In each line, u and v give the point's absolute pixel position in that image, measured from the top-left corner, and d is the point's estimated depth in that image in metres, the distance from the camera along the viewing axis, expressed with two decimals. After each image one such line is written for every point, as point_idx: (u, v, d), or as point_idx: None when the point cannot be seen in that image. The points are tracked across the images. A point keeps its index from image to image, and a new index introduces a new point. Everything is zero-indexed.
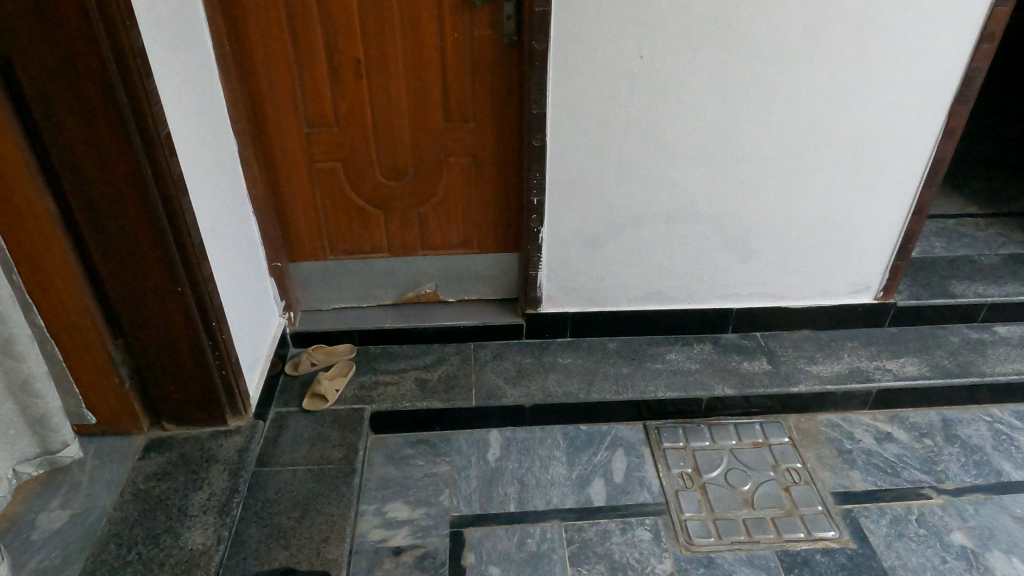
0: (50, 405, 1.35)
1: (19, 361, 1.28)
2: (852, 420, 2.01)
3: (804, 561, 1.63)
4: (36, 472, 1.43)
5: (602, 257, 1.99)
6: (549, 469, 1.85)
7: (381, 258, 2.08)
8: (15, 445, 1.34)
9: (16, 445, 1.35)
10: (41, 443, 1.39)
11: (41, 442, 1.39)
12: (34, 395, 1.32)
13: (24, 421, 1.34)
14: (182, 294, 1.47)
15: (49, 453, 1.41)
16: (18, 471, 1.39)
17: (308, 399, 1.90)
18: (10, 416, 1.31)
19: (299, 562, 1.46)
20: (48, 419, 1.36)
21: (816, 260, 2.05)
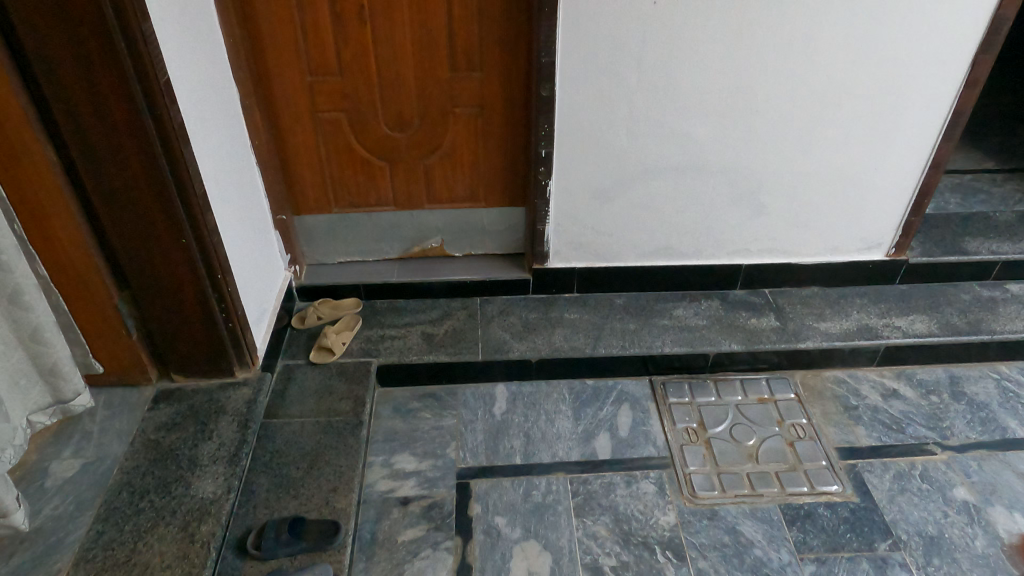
0: (59, 354, 1.34)
1: (28, 311, 1.26)
2: (859, 377, 2.01)
3: (806, 514, 1.65)
4: (50, 421, 1.43)
5: (611, 211, 1.96)
6: (554, 422, 1.86)
7: (387, 212, 2.06)
8: (28, 394, 1.34)
9: (29, 393, 1.34)
10: (54, 392, 1.39)
11: (53, 391, 1.39)
12: (43, 344, 1.31)
13: (36, 370, 1.34)
14: (187, 246, 1.45)
15: (63, 402, 1.41)
16: (32, 421, 1.39)
17: (315, 352, 1.90)
18: (20, 365, 1.31)
19: (308, 511, 1.49)
20: (58, 367, 1.36)
21: (828, 216, 2.02)
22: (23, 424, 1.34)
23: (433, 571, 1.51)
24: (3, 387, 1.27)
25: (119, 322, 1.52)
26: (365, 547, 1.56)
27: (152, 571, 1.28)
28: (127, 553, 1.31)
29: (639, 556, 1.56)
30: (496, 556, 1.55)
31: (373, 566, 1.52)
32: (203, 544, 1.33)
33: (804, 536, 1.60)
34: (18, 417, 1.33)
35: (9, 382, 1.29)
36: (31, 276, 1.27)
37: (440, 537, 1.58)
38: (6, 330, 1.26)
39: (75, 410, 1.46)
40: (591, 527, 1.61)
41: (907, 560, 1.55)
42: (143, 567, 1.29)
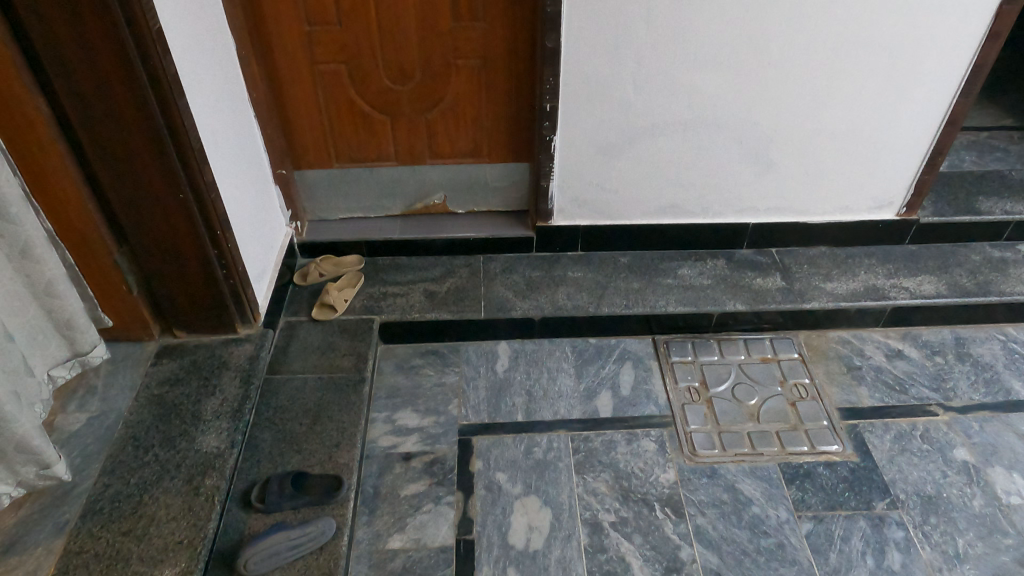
0: (72, 306, 1.32)
1: (40, 264, 1.24)
2: (864, 337, 2.00)
3: (806, 473, 1.66)
4: (69, 375, 1.43)
5: (617, 167, 1.92)
6: (556, 380, 1.87)
7: (388, 167, 2.03)
8: (46, 348, 1.34)
9: (48, 346, 1.35)
10: (70, 345, 1.38)
11: (70, 344, 1.38)
12: (55, 298, 1.30)
13: (51, 324, 1.33)
14: (184, 202, 1.44)
15: (80, 355, 1.41)
16: (53, 376, 1.42)
17: (318, 309, 1.89)
18: (38, 321, 1.30)
19: (311, 466, 1.51)
20: (74, 321, 1.35)
21: (839, 174, 1.97)
22: (44, 378, 1.35)
23: (435, 525, 1.54)
24: (21, 340, 1.27)
25: (120, 278, 1.51)
26: (368, 501, 1.58)
27: (158, 523, 1.30)
28: (134, 505, 1.33)
29: (639, 512, 1.58)
30: (497, 511, 1.57)
31: (376, 519, 1.55)
32: (208, 497, 1.35)
33: (802, 494, 1.61)
34: (39, 371, 1.34)
35: (27, 336, 1.29)
36: (39, 228, 1.23)
37: (442, 492, 1.60)
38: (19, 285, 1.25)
39: (93, 363, 1.48)
40: (591, 484, 1.63)
41: (904, 519, 1.56)
42: (149, 518, 1.31)
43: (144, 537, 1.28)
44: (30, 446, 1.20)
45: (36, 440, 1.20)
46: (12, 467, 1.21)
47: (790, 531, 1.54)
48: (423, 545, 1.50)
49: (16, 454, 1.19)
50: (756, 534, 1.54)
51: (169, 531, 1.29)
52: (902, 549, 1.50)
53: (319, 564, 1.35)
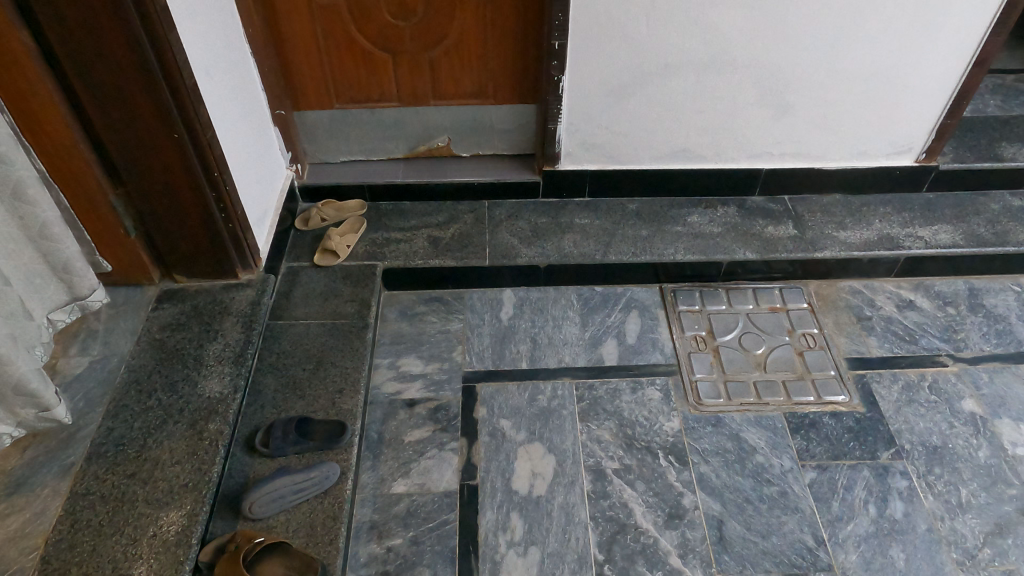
0: (68, 250, 1.30)
1: (32, 206, 1.21)
2: (875, 287, 1.96)
3: (811, 423, 1.65)
4: (69, 319, 1.42)
5: (627, 109, 1.85)
6: (561, 328, 1.85)
7: (391, 108, 1.96)
8: (45, 291, 1.32)
9: (46, 290, 1.32)
10: (69, 289, 1.36)
11: (69, 288, 1.36)
12: (50, 240, 1.27)
13: (48, 267, 1.30)
14: (180, 142, 1.39)
15: (79, 299, 1.39)
16: (53, 320, 1.38)
17: (320, 255, 1.86)
18: (35, 264, 1.28)
19: (315, 412, 1.50)
20: (72, 264, 1.33)
21: (858, 118, 1.90)
22: (45, 322, 1.33)
23: (439, 470, 1.55)
24: (20, 283, 1.25)
25: (118, 222, 1.48)
26: (372, 446, 1.59)
27: (163, 466, 1.31)
28: (138, 449, 1.33)
29: (642, 459, 1.58)
30: (501, 457, 1.58)
31: (380, 464, 1.56)
32: (211, 442, 1.35)
33: (807, 444, 1.61)
34: (40, 315, 1.32)
35: (26, 279, 1.27)
36: (31, 169, 1.20)
37: (446, 438, 1.61)
38: (15, 228, 1.22)
39: (93, 308, 1.45)
40: (595, 432, 1.63)
41: (908, 469, 1.56)
42: (154, 462, 1.31)
43: (149, 480, 1.28)
44: (27, 389, 1.20)
45: (33, 382, 1.20)
46: (10, 408, 1.22)
47: (793, 480, 1.54)
48: (427, 490, 1.51)
49: (13, 394, 1.20)
50: (759, 482, 1.54)
51: (174, 474, 1.30)
52: (905, 498, 1.51)
53: (323, 508, 1.36)
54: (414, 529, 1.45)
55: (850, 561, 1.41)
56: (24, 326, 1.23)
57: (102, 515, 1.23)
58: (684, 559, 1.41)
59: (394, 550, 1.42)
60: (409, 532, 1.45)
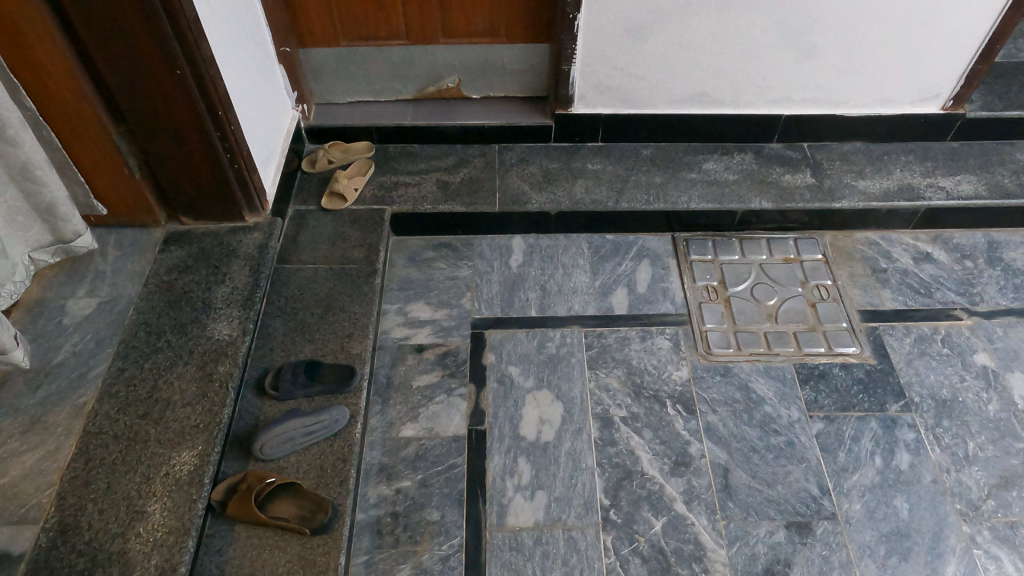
0: (54, 195, 1.28)
1: (15, 147, 1.18)
2: (892, 239, 1.92)
3: (821, 374, 1.64)
4: (51, 259, 1.43)
5: (644, 50, 1.77)
6: (571, 276, 1.83)
7: (399, 46, 1.89)
8: (28, 231, 1.31)
9: (29, 232, 1.32)
10: (54, 233, 1.36)
11: (54, 232, 1.36)
12: (35, 182, 1.25)
13: (31, 208, 1.29)
14: (182, 79, 1.34)
15: (64, 243, 1.39)
16: (34, 258, 1.39)
17: (327, 198, 1.83)
18: (17, 203, 1.27)
19: (323, 355, 1.50)
20: (56, 207, 1.31)
21: (885, 63, 1.83)
22: (24, 259, 1.34)
23: (447, 415, 1.56)
24: None
25: (121, 160, 1.45)
26: (380, 391, 1.60)
27: (174, 407, 1.31)
28: (149, 390, 1.33)
29: (650, 408, 1.58)
30: (509, 404, 1.58)
31: (389, 409, 1.57)
32: (221, 384, 1.35)
33: (816, 395, 1.60)
34: (19, 252, 1.32)
35: (6, 217, 1.27)
36: (14, 109, 1.16)
37: (454, 384, 1.61)
38: None
39: (78, 250, 1.46)
40: (603, 379, 1.63)
41: (916, 421, 1.56)
42: (165, 403, 1.32)
43: (161, 420, 1.29)
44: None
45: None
46: None
47: (800, 430, 1.54)
48: (436, 434, 1.53)
49: None
50: (767, 432, 1.54)
51: (185, 415, 1.30)
52: (912, 450, 1.51)
53: (334, 450, 1.37)
54: (423, 472, 1.47)
55: (854, 511, 1.42)
56: None
57: (115, 453, 1.24)
58: (689, 505, 1.43)
59: (402, 492, 1.44)
60: (418, 475, 1.46)
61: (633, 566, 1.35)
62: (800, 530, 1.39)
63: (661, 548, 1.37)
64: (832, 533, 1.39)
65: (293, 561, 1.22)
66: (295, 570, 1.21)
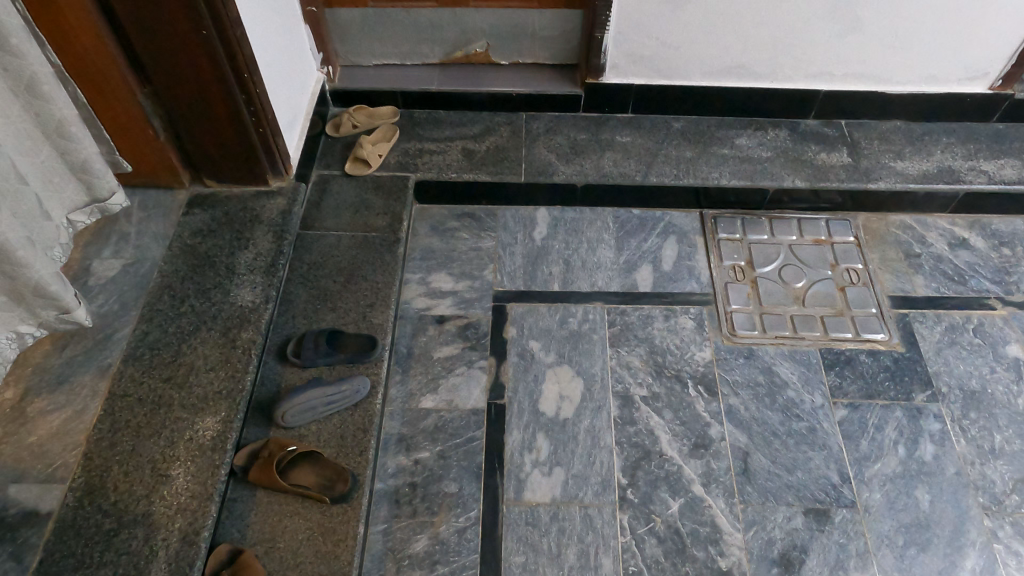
0: (89, 153, 1.27)
1: (49, 103, 1.16)
2: (927, 223, 1.87)
3: (847, 360, 1.62)
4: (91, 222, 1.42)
5: (681, 18, 1.70)
6: (596, 251, 1.80)
7: (427, 9, 1.81)
8: (64, 192, 1.30)
9: (66, 193, 1.31)
10: (90, 193, 1.35)
11: (90, 192, 1.34)
12: (69, 140, 1.23)
13: (67, 168, 1.28)
14: (207, 39, 1.31)
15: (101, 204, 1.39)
16: (74, 222, 1.38)
17: (351, 164, 1.80)
18: (52, 165, 1.24)
19: (346, 325, 1.50)
20: (90, 165, 1.29)
21: (933, 37, 1.74)
22: (66, 223, 1.34)
23: (467, 388, 1.56)
24: (36, 184, 1.23)
25: (146, 121, 1.43)
26: (401, 361, 1.60)
27: (197, 372, 1.32)
28: (173, 354, 1.34)
29: (671, 388, 1.57)
30: (529, 378, 1.58)
31: (409, 379, 1.57)
32: (244, 351, 1.35)
33: (841, 382, 1.58)
34: (60, 216, 1.31)
35: (43, 180, 1.25)
36: (45, 64, 1.14)
37: (474, 356, 1.61)
38: (29, 123, 1.18)
39: (114, 210, 1.44)
40: (625, 357, 1.62)
41: (943, 412, 1.53)
42: (189, 367, 1.32)
43: (184, 385, 1.30)
44: (47, 292, 1.20)
45: (53, 287, 1.21)
46: (34, 311, 1.23)
47: (823, 416, 1.53)
48: (455, 407, 1.53)
49: (34, 297, 1.20)
50: (789, 417, 1.53)
51: (208, 381, 1.31)
52: (936, 441, 1.49)
53: (353, 420, 1.37)
54: (442, 444, 1.48)
55: (874, 500, 1.41)
56: (42, 229, 1.24)
57: (140, 416, 1.26)
58: (707, 488, 1.43)
59: (421, 462, 1.45)
60: (437, 447, 1.47)
61: (648, 545, 1.35)
62: (818, 516, 1.39)
63: (677, 529, 1.37)
64: (851, 522, 1.38)
65: (312, 529, 1.24)
66: (314, 537, 1.23)
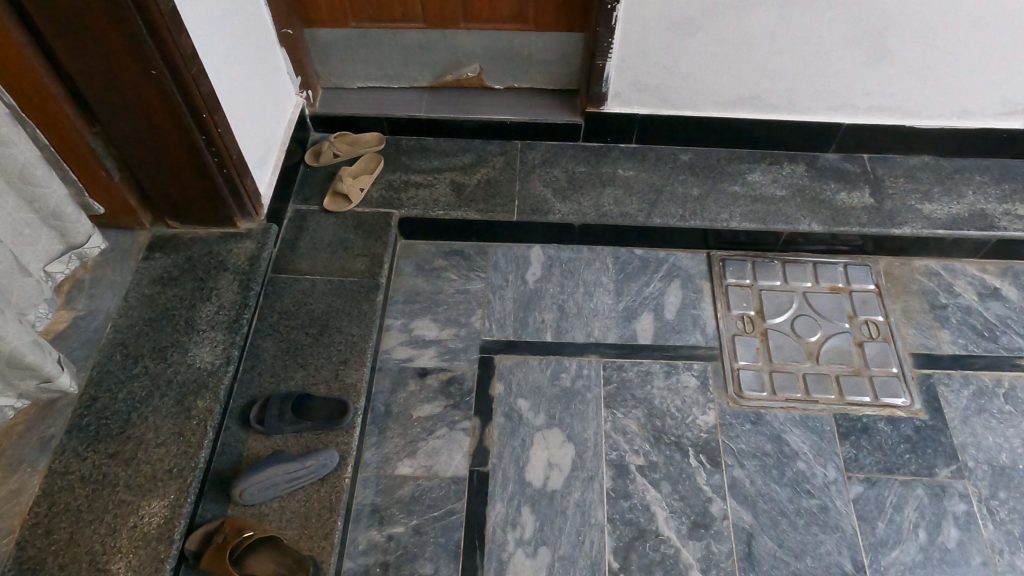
0: (57, 194, 1.17)
1: (9, 147, 1.05)
2: (955, 269, 1.71)
3: (864, 428, 1.48)
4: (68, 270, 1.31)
5: (690, 46, 1.55)
6: (593, 297, 1.67)
7: (414, 30, 1.67)
8: (36, 241, 1.20)
9: (37, 240, 1.20)
10: (63, 237, 1.25)
11: (62, 236, 1.25)
12: (36, 185, 1.13)
13: (35, 214, 1.18)
14: (158, 80, 1.18)
15: (77, 248, 1.29)
16: (51, 273, 1.27)
17: (330, 198, 1.67)
18: (20, 212, 1.14)
19: (316, 385, 1.38)
20: (61, 207, 1.20)
21: (969, 71, 1.58)
22: (40, 275, 1.23)
23: (448, 452, 1.44)
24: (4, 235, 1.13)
25: (97, 164, 1.30)
26: (377, 420, 1.48)
27: (147, 446, 1.20)
28: (121, 425, 1.22)
29: (670, 457, 1.44)
30: (515, 443, 1.45)
31: (385, 441, 1.45)
32: (199, 422, 1.23)
33: (856, 453, 1.44)
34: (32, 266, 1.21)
35: (12, 230, 1.15)
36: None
37: (457, 416, 1.49)
38: None
39: (90, 254, 1.33)
40: (621, 421, 1.49)
41: (969, 490, 1.39)
42: (137, 441, 1.20)
43: (131, 462, 1.18)
44: (24, 363, 1.08)
45: (30, 355, 1.08)
46: (11, 383, 1.11)
47: (836, 493, 1.39)
48: (434, 474, 1.41)
49: (11, 370, 1.08)
50: (799, 493, 1.39)
51: (158, 458, 1.19)
52: (961, 525, 1.35)
53: (319, 497, 1.26)
54: (418, 517, 1.36)
55: None
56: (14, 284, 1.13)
57: (82, 499, 1.14)
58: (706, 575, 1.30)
59: (394, 538, 1.33)
60: (412, 520, 1.35)
61: None
62: None
63: None
64: None
65: None
66: None
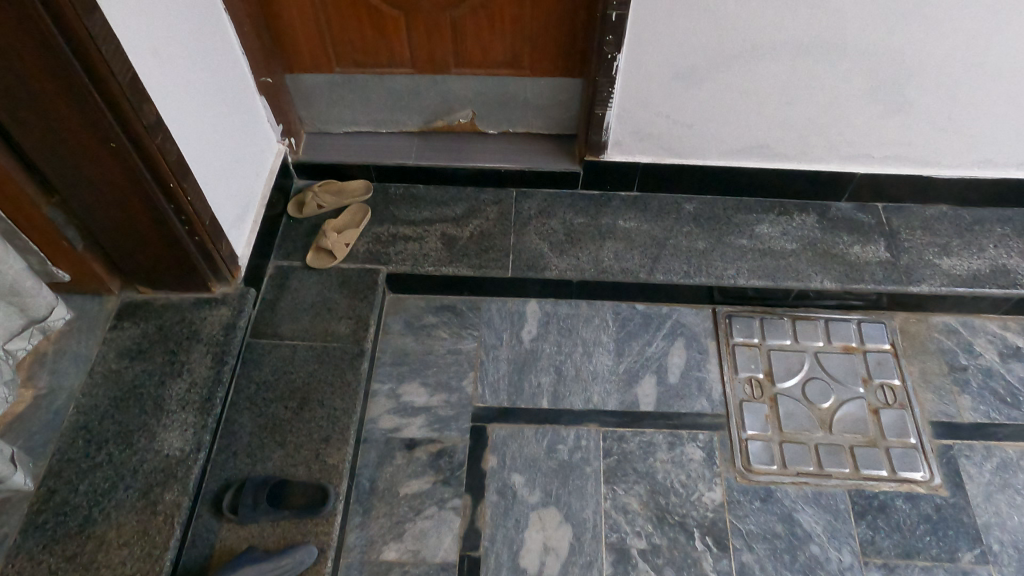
0: (14, 267, 1.07)
1: None
2: (975, 327, 1.62)
3: (881, 507, 1.38)
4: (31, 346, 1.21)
5: (697, 96, 1.46)
6: (592, 358, 1.57)
7: (403, 75, 1.57)
8: None
9: None
10: (23, 312, 1.15)
11: (23, 311, 1.15)
12: None
13: None
14: (120, 152, 1.08)
15: (39, 322, 1.19)
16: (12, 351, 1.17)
17: (313, 254, 1.57)
18: None
19: (295, 467, 1.29)
20: (20, 281, 1.10)
21: (992, 122, 1.48)
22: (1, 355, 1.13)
23: (436, 535, 1.35)
24: None
25: (57, 235, 1.20)
26: (362, 498, 1.39)
27: (108, 548, 1.11)
28: (81, 523, 1.12)
29: (674, 540, 1.35)
30: (509, 524, 1.36)
31: (370, 523, 1.36)
32: (166, 519, 1.14)
33: (873, 535, 1.35)
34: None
35: None
36: None
37: (447, 493, 1.39)
38: None
39: (55, 326, 1.24)
40: (622, 499, 1.39)
41: None
42: (98, 541, 1.11)
43: (91, 566, 1.09)
44: None
45: None
46: None
47: None
48: (422, 559, 1.32)
49: None
50: None
51: (120, 561, 1.10)
52: None
53: None
54: None
55: None
56: None
57: None
58: None
59: None
60: None
61: None
62: None
63: None
64: None
65: None
66: None
